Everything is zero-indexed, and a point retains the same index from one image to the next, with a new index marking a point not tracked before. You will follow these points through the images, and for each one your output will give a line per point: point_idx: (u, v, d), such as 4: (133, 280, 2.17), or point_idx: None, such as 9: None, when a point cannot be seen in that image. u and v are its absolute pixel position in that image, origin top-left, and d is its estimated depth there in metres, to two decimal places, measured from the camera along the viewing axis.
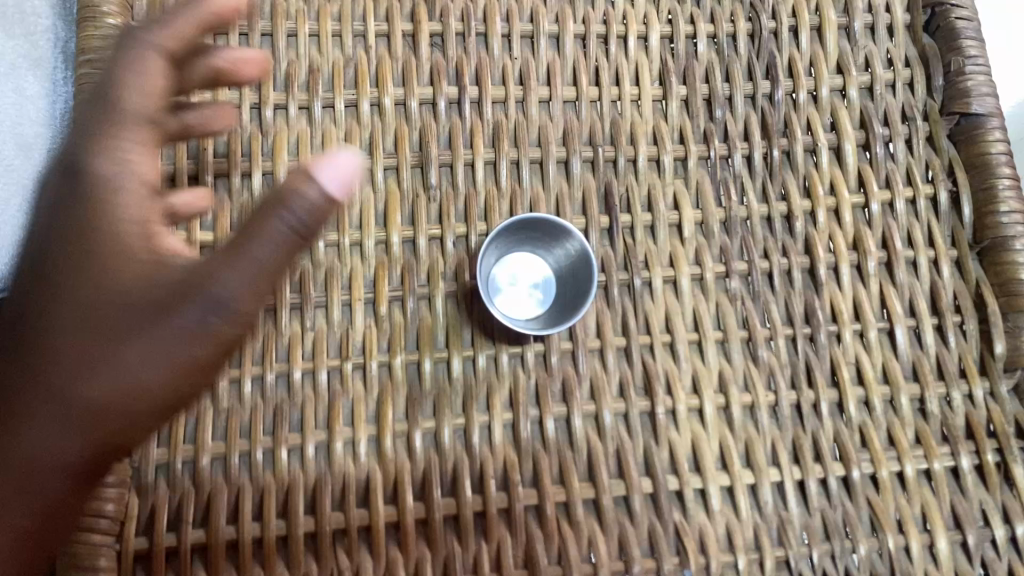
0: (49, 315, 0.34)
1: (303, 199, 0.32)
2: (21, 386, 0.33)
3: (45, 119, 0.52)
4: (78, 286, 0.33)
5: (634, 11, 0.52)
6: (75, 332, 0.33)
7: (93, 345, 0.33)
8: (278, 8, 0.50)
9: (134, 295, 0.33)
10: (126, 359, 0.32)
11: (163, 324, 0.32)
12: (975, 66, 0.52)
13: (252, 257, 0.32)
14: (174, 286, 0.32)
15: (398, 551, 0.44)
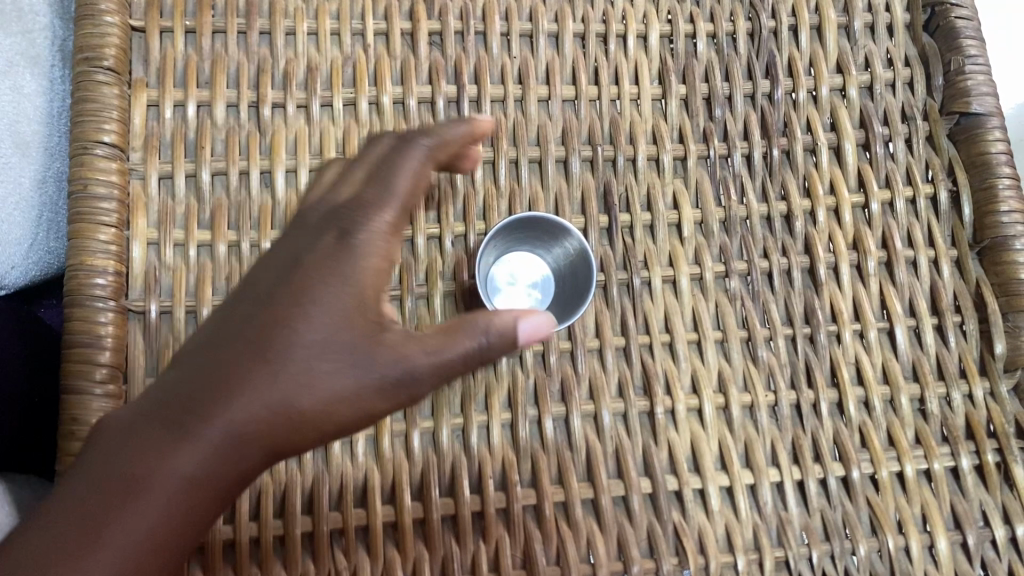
0: (268, 342, 0.32)
1: (495, 328, 0.33)
2: (198, 404, 0.32)
3: (43, 117, 0.50)
4: (304, 320, 0.32)
5: (633, 10, 0.52)
6: (313, 361, 0.32)
7: (323, 372, 0.32)
8: (276, 6, 0.50)
9: (334, 339, 0.32)
10: (326, 389, 0.32)
11: (331, 380, 0.32)
12: (975, 66, 0.52)
13: (432, 358, 0.33)
14: (359, 348, 0.33)
15: (395, 552, 0.44)
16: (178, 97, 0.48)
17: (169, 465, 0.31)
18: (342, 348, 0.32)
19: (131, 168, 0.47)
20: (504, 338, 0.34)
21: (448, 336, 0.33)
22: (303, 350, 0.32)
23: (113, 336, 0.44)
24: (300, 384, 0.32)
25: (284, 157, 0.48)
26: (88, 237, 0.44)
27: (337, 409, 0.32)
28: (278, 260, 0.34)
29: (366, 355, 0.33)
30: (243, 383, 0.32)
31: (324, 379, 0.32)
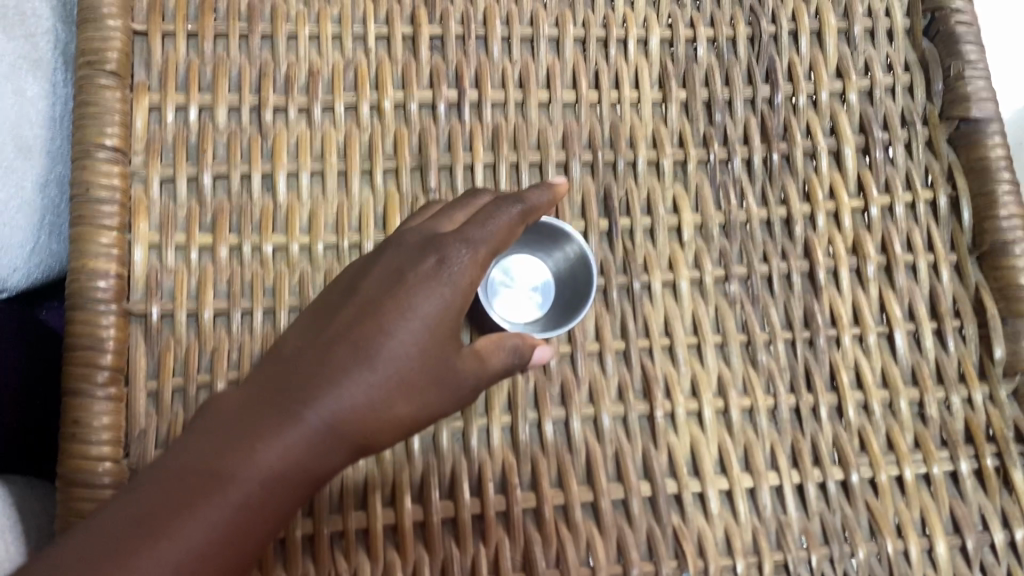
0: (370, 335, 0.35)
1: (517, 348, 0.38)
2: (309, 387, 0.34)
3: (45, 121, 0.50)
4: (409, 319, 0.35)
5: (634, 15, 0.53)
6: (410, 359, 0.35)
7: (421, 373, 0.35)
8: (278, 11, 0.50)
9: (425, 347, 0.35)
10: (419, 388, 0.35)
11: (418, 387, 0.35)
12: (976, 71, 0.52)
13: (483, 372, 0.37)
14: (445, 358, 0.36)
15: (395, 554, 0.44)
16: (180, 100, 0.48)
17: (266, 449, 0.33)
18: (430, 357, 0.36)
19: (133, 172, 0.47)
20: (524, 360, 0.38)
21: (488, 354, 0.37)
22: (401, 355, 0.35)
23: (115, 338, 0.44)
24: (392, 384, 0.35)
25: (285, 160, 0.48)
26: (91, 240, 0.44)
27: (416, 412, 0.36)
28: (381, 268, 0.37)
29: (447, 365, 0.36)
30: (343, 378, 0.34)
31: (413, 384, 0.35)
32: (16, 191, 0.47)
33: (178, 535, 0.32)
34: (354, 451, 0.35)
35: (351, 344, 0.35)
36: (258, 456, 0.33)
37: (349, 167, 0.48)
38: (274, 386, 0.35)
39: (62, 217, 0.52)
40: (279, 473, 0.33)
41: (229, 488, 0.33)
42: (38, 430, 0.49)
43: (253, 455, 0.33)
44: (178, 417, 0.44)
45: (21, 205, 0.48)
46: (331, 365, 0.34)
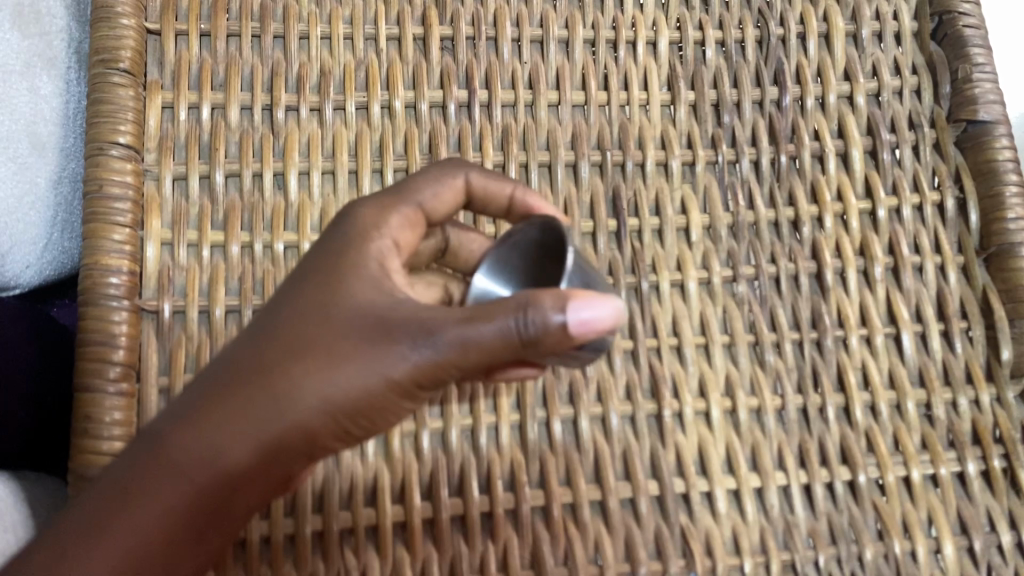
0: (299, 327, 0.35)
1: (535, 316, 0.32)
2: (234, 384, 0.35)
3: (59, 119, 0.50)
4: (333, 304, 0.35)
5: (643, 17, 0.53)
6: (332, 343, 0.34)
7: (345, 356, 0.34)
8: (290, 10, 0.50)
9: (361, 317, 0.34)
10: (346, 370, 0.34)
11: (337, 366, 0.34)
12: (983, 74, 0.53)
13: (463, 332, 0.32)
14: (371, 333, 0.34)
15: (404, 550, 0.44)
16: (193, 99, 0.48)
17: (189, 444, 0.35)
18: (357, 329, 0.34)
19: (145, 169, 0.47)
20: (545, 327, 0.32)
21: (485, 315, 0.32)
22: (320, 333, 0.35)
23: (127, 334, 0.44)
24: (300, 366, 0.34)
25: (297, 159, 0.48)
26: (103, 237, 0.45)
27: (342, 397, 0.34)
28: (319, 253, 0.37)
29: (377, 338, 0.34)
30: (254, 368, 0.35)
31: (329, 361, 0.34)
32: (28, 189, 0.48)
33: (105, 540, 0.35)
34: (280, 439, 0.35)
35: (270, 332, 0.36)
36: (184, 447, 0.35)
37: (360, 166, 0.49)
38: (205, 379, 0.36)
39: (74, 215, 0.52)
40: (198, 466, 0.35)
41: (146, 482, 0.35)
42: (50, 426, 0.49)
43: (162, 449, 0.35)
44: None
45: (32, 203, 0.48)
46: (247, 355, 0.35)
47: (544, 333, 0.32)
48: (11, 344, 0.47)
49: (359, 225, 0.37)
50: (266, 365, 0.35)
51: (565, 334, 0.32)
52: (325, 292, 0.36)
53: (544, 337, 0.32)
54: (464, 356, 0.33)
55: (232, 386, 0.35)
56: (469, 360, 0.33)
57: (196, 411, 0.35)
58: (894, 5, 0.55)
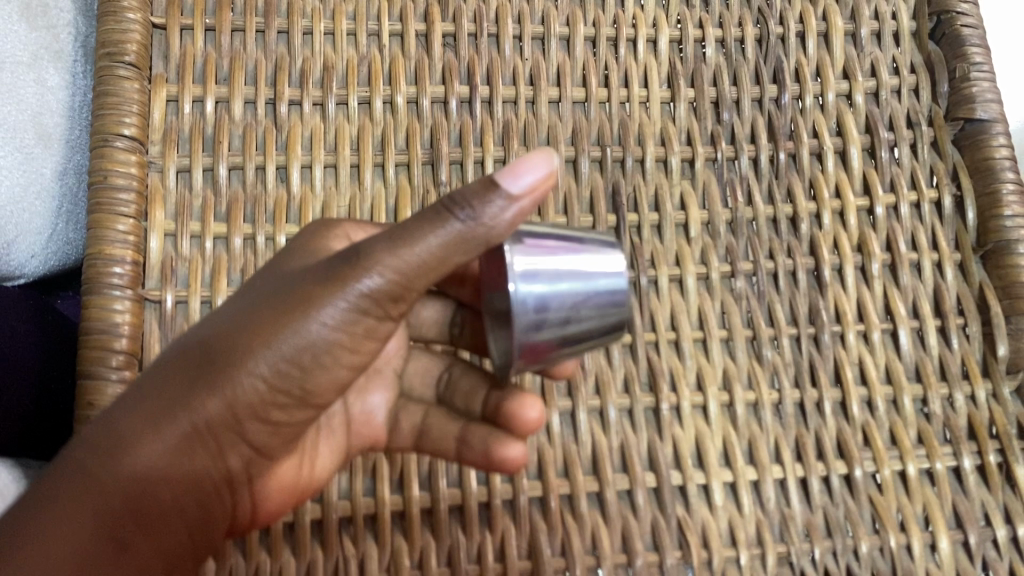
0: (226, 304, 0.35)
1: (470, 190, 0.32)
2: (162, 362, 0.33)
3: (64, 111, 0.51)
4: (262, 279, 0.35)
5: (643, 15, 0.53)
6: (261, 300, 0.33)
7: (272, 304, 0.33)
8: (294, 6, 0.51)
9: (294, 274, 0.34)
10: (274, 314, 0.33)
11: (265, 312, 0.33)
12: (981, 73, 0.53)
13: (395, 242, 0.32)
14: (301, 278, 0.33)
15: (403, 539, 0.44)
16: (197, 93, 0.49)
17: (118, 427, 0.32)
18: (285, 281, 0.34)
19: (150, 161, 0.48)
20: (484, 200, 0.31)
21: (416, 230, 0.32)
22: (249, 297, 0.34)
23: (130, 324, 0.45)
24: (224, 326, 0.33)
25: (299, 152, 0.49)
26: (107, 227, 0.45)
27: (275, 340, 0.32)
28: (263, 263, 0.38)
29: (307, 280, 0.33)
30: (180, 346, 0.34)
31: (257, 312, 0.33)
32: (34, 178, 0.48)
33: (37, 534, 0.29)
34: (214, 403, 0.33)
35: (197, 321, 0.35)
36: (114, 430, 0.32)
37: (362, 160, 0.49)
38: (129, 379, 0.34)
39: (79, 207, 0.53)
40: (130, 445, 0.32)
41: (70, 476, 0.31)
42: (51, 419, 0.49)
43: (82, 440, 0.32)
44: None
45: (37, 193, 0.49)
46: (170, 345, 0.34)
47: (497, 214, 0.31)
48: (13, 331, 0.47)
49: (304, 231, 0.39)
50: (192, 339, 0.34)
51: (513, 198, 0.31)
52: (261, 274, 0.36)
53: (486, 216, 0.31)
54: (401, 262, 0.32)
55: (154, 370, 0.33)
56: (404, 266, 0.32)
57: (120, 398, 0.33)
58: (892, 5, 0.55)
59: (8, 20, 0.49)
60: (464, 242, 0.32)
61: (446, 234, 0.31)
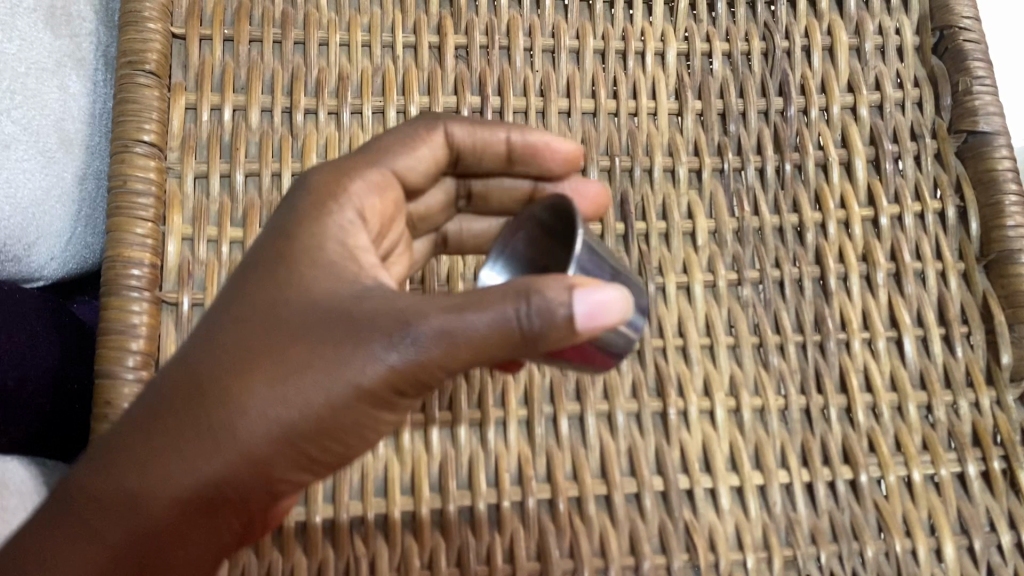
0: (250, 329, 0.34)
1: (543, 303, 0.31)
2: (185, 401, 0.33)
3: (84, 117, 0.52)
4: (288, 302, 0.34)
5: (652, 29, 0.54)
6: (296, 349, 0.33)
7: (307, 360, 0.33)
8: (310, 18, 0.52)
9: (316, 306, 0.34)
10: (310, 375, 0.33)
11: (295, 364, 0.33)
12: (982, 87, 0.54)
13: (455, 317, 0.32)
14: (341, 327, 0.33)
15: (413, 540, 0.45)
16: (215, 101, 0.50)
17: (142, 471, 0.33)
18: (313, 320, 0.33)
19: (168, 167, 0.49)
20: (553, 317, 0.31)
21: (485, 302, 0.32)
22: (268, 331, 0.34)
23: (147, 325, 0.46)
24: (243, 372, 0.33)
25: (315, 159, 0.50)
26: (126, 230, 0.46)
27: (305, 401, 0.33)
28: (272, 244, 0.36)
29: (351, 335, 0.33)
30: (200, 375, 0.34)
31: (292, 363, 0.33)
32: (54, 183, 0.50)
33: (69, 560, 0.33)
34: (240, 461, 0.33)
35: (205, 338, 0.34)
36: (138, 475, 0.33)
37: None
38: (134, 402, 0.35)
39: (97, 212, 0.54)
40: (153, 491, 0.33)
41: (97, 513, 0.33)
42: (66, 418, 0.50)
43: (106, 473, 0.33)
44: None
45: (57, 198, 0.50)
46: (177, 369, 0.34)
47: (556, 332, 0.31)
48: (28, 329, 0.48)
49: (314, 204, 0.37)
50: (206, 375, 0.34)
51: (573, 330, 0.31)
52: (277, 284, 0.35)
53: (546, 331, 0.31)
54: (445, 336, 0.32)
55: (163, 405, 0.34)
56: (443, 349, 0.32)
57: (126, 433, 0.34)
58: (896, 20, 0.56)
59: (33, 28, 0.50)
60: (517, 344, 0.32)
61: (499, 322, 0.31)
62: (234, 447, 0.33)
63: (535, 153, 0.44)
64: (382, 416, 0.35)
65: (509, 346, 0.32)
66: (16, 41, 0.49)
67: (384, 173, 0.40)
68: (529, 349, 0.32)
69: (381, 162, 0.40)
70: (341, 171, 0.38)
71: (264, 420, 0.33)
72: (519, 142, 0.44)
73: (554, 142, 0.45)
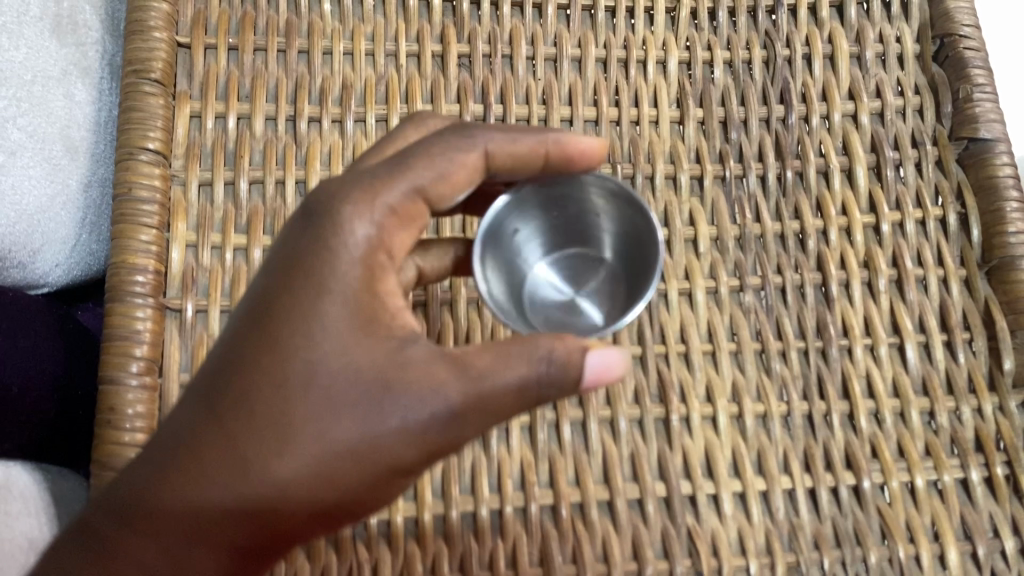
0: (284, 391, 0.33)
1: (558, 359, 0.33)
2: (219, 464, 0.33)
3: (91, 125, 0.53)
4: (324, 366, 0.33)
5: (653, 38, 0.55)
6: (334, 420, 0.33)
7: (345, 433, 0.33)
8: (314, 28, 0.52)
9: (352, 375, 0.33)
10: (350, 450, 0.33)
11: (333, 435, 0.33)
12: (983, 94, 0.54)
13: (479, 377, 0.33)
14: (379, 398, 0.33)
15: (415, 545, 0.45)
16: (219, 109, 0.50)
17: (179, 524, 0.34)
18: (351, 396, 0.33)
19: (173, 175, 0.49)
20: (567, 372, 0.33)
21: (499, 366, 0.33)
22: (304, 399, 0.33)
23: (150, 331, 0.46)
24: (281, 448, 0.33)
25: (318, 167, 0.50)
26: (131, 237, 0.46)
27: (342, 473, 0.33)
28: (289, 277, 0.34)
29: (390, 409, 0.33)
30: (233, 433, 0.33)
31: (328, 434, 0.33)
32: (59, 189, 0.50)
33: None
34: (277, 524, 0.34)
35: (233, 399, 0.33)
36: (175, 526, 0.34)
37: None
38: (156, 455, 0.34)
39: (103, 219, 0.54)
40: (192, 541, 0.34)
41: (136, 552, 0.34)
42: (69, 421, 0.50)
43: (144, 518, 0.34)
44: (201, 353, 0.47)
45: (62, 204, 0.51)
46: (207, 432, 0.33)
47: (561, 390, 0.34)
48: (34, 333, 0.48)
49: (334, 235, 0.34)
50: (240, 446, 0.33)
51: (578, 383, 0.34)
52: (308, 341, 0.33)
53: (557, 388, 0.33)
54: (475, 402, 0.33)
55: (194, 474, 0.33)
56: (472, 417, 0.33)
57: (157, 499, 0.34)
58: (896, 28, 0.57)
59: (40, 37, 0.51)
60: (530, 401, 0.34)
61: (523, 383, 0.33)
62: (272, 525, 0.34)
63: (568, 161, 0.40)
64: (409, 480, 0.35)
65: (524, 401, 0.33)
66: (23, 49, 0.50)
67: (409, 194, 0.35)
68: (534, 404, 0.34)
69: (405, 179, 0.35)
70: (362, 198, 0.34)
71: (304, 503, 0.33)
72: (554, 150, 0.40)
73: (580, 139, 0.41)
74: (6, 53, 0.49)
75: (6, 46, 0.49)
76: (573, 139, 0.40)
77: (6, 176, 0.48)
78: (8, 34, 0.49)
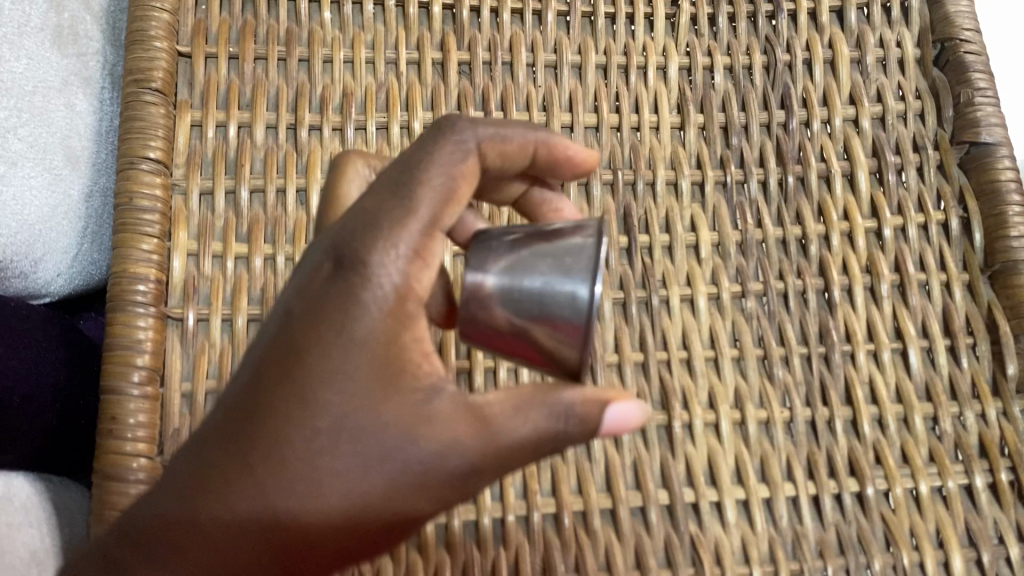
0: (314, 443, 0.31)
1: (576, 413, 0.33)
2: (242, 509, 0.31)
3: (90, 134, 0.53)
4: (357, 420, 0.31)
5: (653, 44, 0.55)
6: (363, 472, 0.31)
7: (372, 485, 0.31)
8: (314, 36, 0.52)
9: (377, 429, 0.31)
10: (373, 501, 0.31)
11: (360, 488, 0.31)
12: (985, 98, 0.54)
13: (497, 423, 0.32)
14: (406, 452, 0.31)
15: (417, 555, 0.45)
16: (220, 118, 0.50)
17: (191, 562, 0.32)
18: (377, 450, 0.31)
19: (173, 184, 0.49)
20: (584, 427, 0.33)
21: (520, 414, 0.32)
22: (333, 450, 0.31)
23: (151, 341, 0.46)
24: (306, 499, 0.31)
25: (318, 175, 0.50)
26: (132, 246, 0.46)
27: (365, 525, 0.32)
28: (323, 327, 0.31)
29: (415, 461, 0.31)
30: (256, 481, 0.31)
31: (356, 486, 0.31)
32: (60, 199, 0.50)
33: None
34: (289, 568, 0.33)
35: (256, 448, 0.31)
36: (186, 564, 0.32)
37: None
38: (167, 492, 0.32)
39: (103, 228, 0.54)
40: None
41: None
42: (72, 431, 0.51)
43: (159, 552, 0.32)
44: (203, 359, 0.47)
45: (63, 215, 0.51)
46: (229, 480, 0.31)
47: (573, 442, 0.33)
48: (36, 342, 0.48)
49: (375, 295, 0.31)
50: (265, 493, 0.31)
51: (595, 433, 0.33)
52: (341, 395, 0.31)
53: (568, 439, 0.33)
54: (495, 456, 0.32)
55: (214, 516, 0.31)
56: (489, 469, 0.32)
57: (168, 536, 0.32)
58: (897, 32, 0.57)
59: (40, 47, 0.51)
60: (540, 452, 0.33)
61: (541, 436, 0.32)
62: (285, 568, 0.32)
63: (556, 163, 0.40)
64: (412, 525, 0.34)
65: (538, 454, 0.33)
66: (23, 60, 0.50)
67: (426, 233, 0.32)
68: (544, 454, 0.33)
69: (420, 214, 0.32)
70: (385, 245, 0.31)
71: (323, 551, 0.32)
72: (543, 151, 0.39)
73: (572, 145, 0.40)
74: (7, 64, 0.49)
75: (7, 57, 0.49)
76: (564, 145, 0.40)
77: (7, 186, 0.48)
78: (9, 44, 0.49)
